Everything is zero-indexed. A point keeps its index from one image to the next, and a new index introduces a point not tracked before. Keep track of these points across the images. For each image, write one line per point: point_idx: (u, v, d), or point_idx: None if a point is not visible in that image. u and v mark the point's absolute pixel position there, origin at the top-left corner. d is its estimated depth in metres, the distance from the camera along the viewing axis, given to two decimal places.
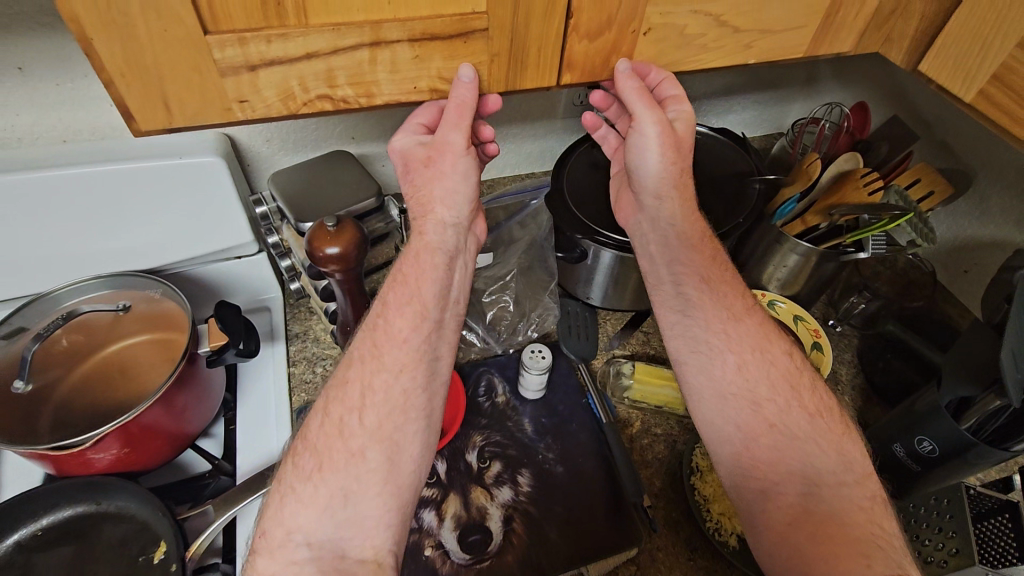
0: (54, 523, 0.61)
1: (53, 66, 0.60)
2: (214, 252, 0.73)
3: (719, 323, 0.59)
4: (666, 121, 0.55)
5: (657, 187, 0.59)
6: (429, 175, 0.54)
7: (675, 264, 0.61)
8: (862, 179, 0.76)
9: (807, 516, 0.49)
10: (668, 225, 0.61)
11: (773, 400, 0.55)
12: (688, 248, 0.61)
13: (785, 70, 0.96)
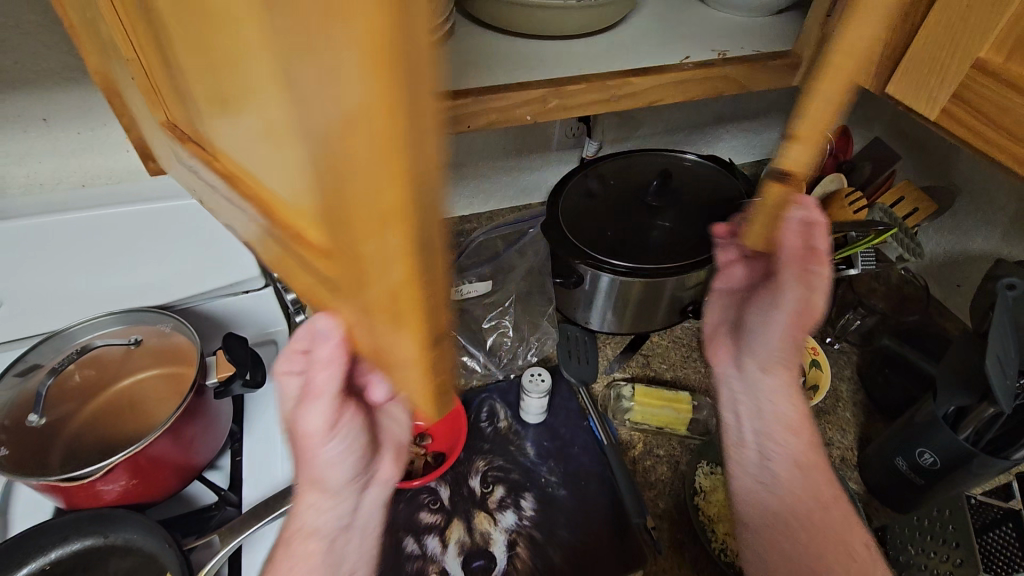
0: (62, 557, 0.61)
1: (76, 116, 0.64)
2: (222, 287, 0.76)
3: (795, 498, 0.59)
4: (817, 305, 0.53)
5: (779, 346, 0.57)
6: (301, 455, 0.43)
7: (767, 437, 0.61)
8: (847, 199, 0.78)
9: None
10: (769, 387, 0.60)
11: (824, 558, 0.55)
12: (787, 428, 0.60)
13: (770, 98, 1.00)
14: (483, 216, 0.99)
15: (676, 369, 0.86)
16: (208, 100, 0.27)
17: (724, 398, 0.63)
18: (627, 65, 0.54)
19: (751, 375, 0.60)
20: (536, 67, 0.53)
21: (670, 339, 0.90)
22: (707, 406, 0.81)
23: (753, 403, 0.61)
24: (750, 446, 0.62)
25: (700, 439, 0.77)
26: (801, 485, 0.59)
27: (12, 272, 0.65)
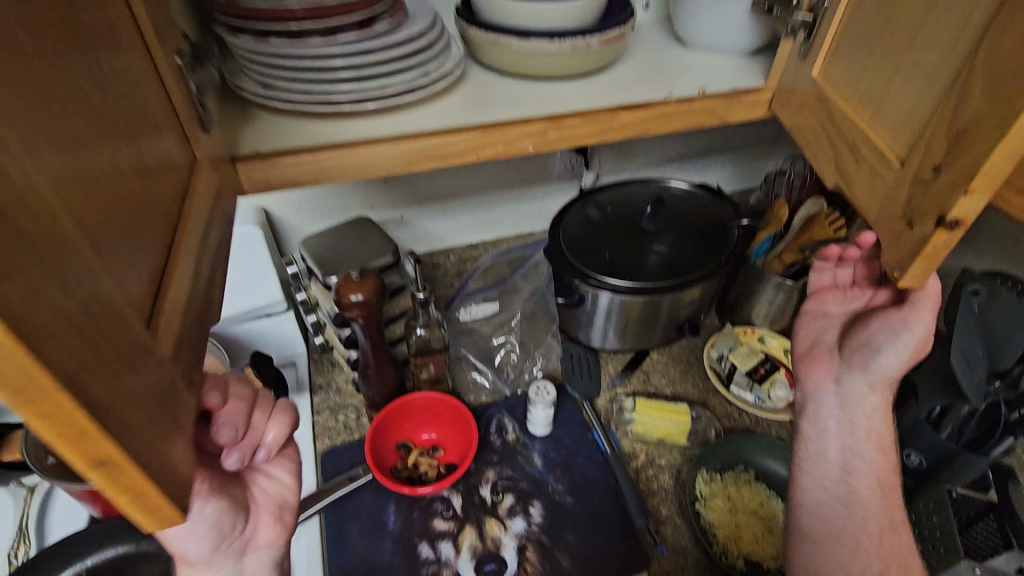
0: (97, 564, 0.64)
1: None
2: (249, 311, 0.82)
3: (880, 523, 0.59)
4: (931, 335, 0.58)
5: (889, 374, 0.61)
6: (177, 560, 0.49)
7: (853, 451, 0.63)
8: (828, 220, 0.81)
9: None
10: (867, 401, 0.62)
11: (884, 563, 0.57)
12: (876, 443, 0.62)
13: (756, 129, 1.07)
14: (489, 243, 1.05)
15: (675, 384, 0.90)
16: (127, 121, 0.29)
17: (815, 413, 0.65)
18: (617, 101, 0.61)
19: (852, 390, 0.63)
20: (536, 105, 0.60)
21: (669, 355, 0.94)
22: (706, 417, 0.84)
23: (850, 416, 0.63)
24: (834, 461, 0.63)
25: (699, 449, 0.81)
26: (881, 499, 0.60)
27: None
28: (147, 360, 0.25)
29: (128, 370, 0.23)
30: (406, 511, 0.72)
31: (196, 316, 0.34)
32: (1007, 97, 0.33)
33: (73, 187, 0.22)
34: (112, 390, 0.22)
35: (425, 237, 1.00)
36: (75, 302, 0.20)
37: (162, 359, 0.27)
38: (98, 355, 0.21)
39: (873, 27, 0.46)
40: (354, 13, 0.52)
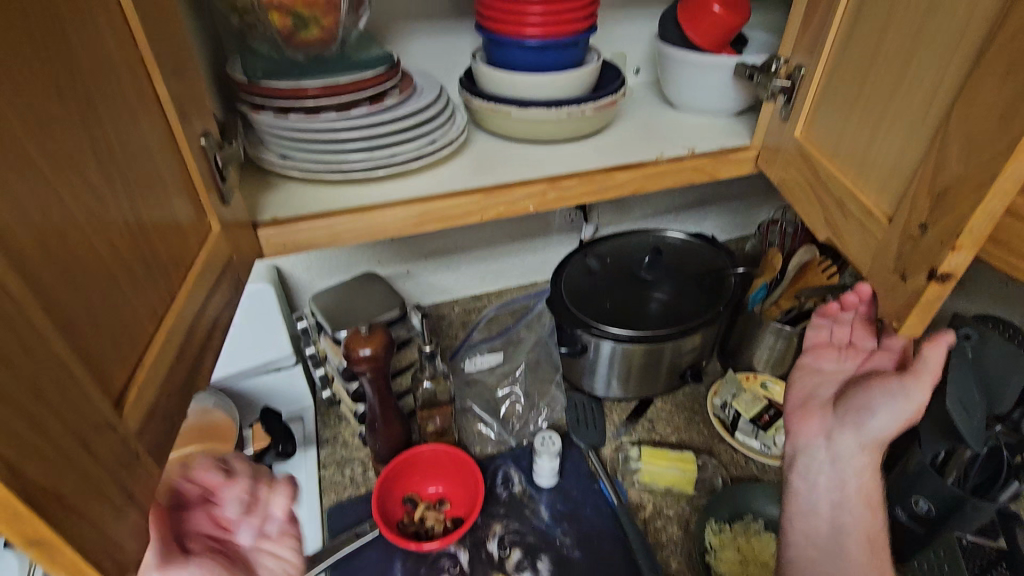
0: None
1: None
2: (257, 365, 0.83)
3: None
4: (926, 407, 0.56)
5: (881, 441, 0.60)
6: None
7: (842, 505, 0.63)
8: (820, 266, 0.86)
9: None
10: (859, 463, 0.62)
11: None
12: (863, 503, 0.62)
13: (747, 182, 1.12)
14: (492, 294, 1.08)
15: (680, 432, 0.90)
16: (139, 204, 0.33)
17: (807, 467, 0.65)
18: (612, 163, 0.64)
19: (842, 446, 0.62)
20: (536, 167, 0.64)
21: (673, 403, 0.95)
22: (712, 466, 0.84)
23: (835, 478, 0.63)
24: (824, 516, 0.64)
25: (707, 498, 0.80)
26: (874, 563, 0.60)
27: None
28: (111, 439, 0.27)
29: (85, 453, 0.25)
30: (413, 568, 0.72)
31: (178, 385, 0.36)
32: (985, 162, 0.35)
33: (55, 286, 0.26)
34: (67, 468, 0.24)
35: (430, 289, 1.02)
36: (27, 394, 0.22)
37: (126, 435, 0.29)
38: (55, 445, 0.24)
39: (847, 95, 0.51)
40: (366, 90, 0.57)
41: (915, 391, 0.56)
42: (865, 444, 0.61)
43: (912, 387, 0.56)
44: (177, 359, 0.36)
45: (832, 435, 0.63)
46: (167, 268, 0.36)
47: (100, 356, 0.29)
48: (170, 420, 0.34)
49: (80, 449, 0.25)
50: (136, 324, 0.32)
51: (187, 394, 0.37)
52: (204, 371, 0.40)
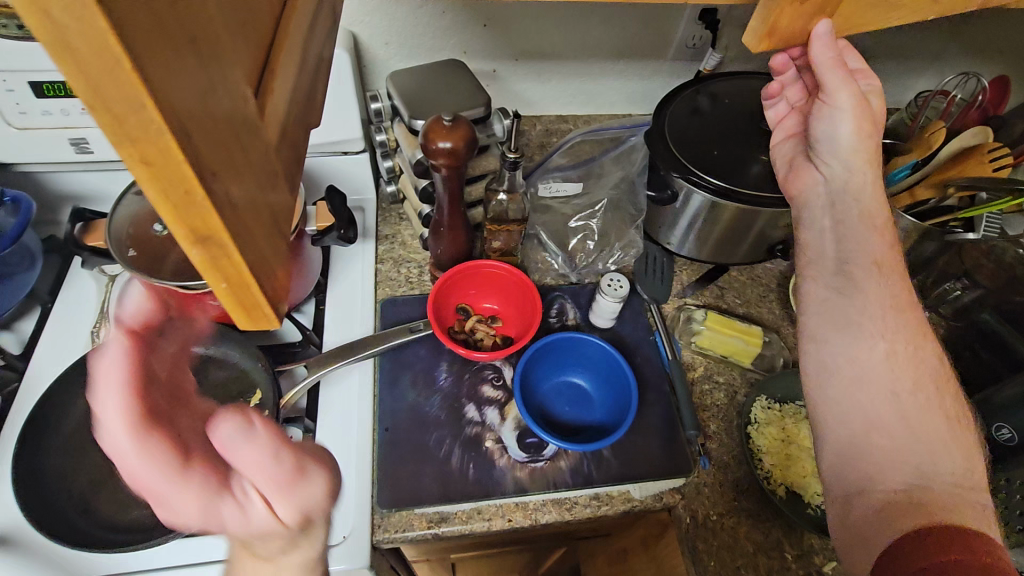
0: None
1: None
2: (325, 143, 0.79)
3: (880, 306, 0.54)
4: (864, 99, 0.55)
5: (855, 139, 0.57)
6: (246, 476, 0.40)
7: (847, 238, 0.58)
8: (988, 154, 0.71)
9: (911, 355, 0.52)
10: (849, 178, 0.59)
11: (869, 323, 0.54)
12: (867, 170, 0.59)
13: (922, 37, 0.90)
14: (580, 118, 0.96)
15: (750, 306, 0.85)
16: None
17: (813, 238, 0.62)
18: None
19: (842, 163, 0.60)
20: None
21: (749, 276, 0.88)
22: (777, 346, 0.79)
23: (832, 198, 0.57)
24: (833, 262, 0.59)
25: (763, 375, 0.77)
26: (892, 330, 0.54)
27: None
28: (260, 146, 0.22)
29: (245, 155, 0.21)
30: (458, 373, 0.72)
31: (299, 105, 0.28)
32: None
33: None
34: (229, 159, 0.19)
35: (513, 98, 0.91)
36: (193, 85, 0.17)
37: (269, 145, 0.23)
38: (218, 118, 0.19)
39: None
40: None
41: (842, 106, 0.56)
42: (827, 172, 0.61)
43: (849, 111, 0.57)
44: (298, 68, 0.27)
45: (823, 169, 0.61)
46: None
47: (240, 35, 0.21)
48: (297, 154, 0.27)
49: (247, 168, 0.21)
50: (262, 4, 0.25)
51: (308, 124, 0.29)
52: (318, 97, 0.31)
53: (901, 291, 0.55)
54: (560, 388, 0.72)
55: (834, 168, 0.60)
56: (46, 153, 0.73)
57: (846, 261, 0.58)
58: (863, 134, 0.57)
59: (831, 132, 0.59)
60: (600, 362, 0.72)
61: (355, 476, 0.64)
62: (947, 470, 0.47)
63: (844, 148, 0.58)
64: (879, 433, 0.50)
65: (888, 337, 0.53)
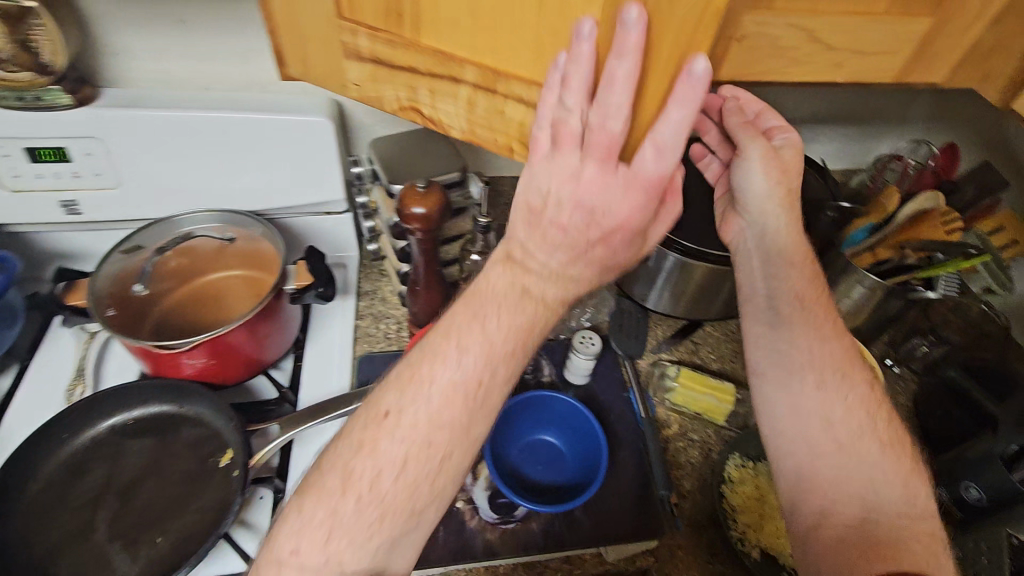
0: (143, 416, 0.68)
1: (221, 36, 0.72)
2: (308, 204, 0.82)
3: (807, 341, 0.59)
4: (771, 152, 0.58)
5: (769, 200, 0.60)
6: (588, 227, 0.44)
7: (774, 279, 0.62)
8: (942, 220, 0.76)
9: (843, 376, 0.58)
10: (773, 229, 0.62)
11: (801, 354, 0.59)
12: (793, 224, 0.62)
13: (879, 105, 0.96)
14: None
15: (725, 362, 0.86)
16: None
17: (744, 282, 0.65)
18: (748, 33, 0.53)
19: (764, 218, 0.62)
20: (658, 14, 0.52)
21: (723, 332, 0.90)
22: (750, 402, 0.80)
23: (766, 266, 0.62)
24: (766, 301, 0.62)
25: (737, 432, 0.77)
26: (825, 351, 0.59)
27: (134, 155, 0.72)
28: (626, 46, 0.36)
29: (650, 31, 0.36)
30: None
31: None
32: None
33: None
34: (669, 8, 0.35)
35: (491, 160, 0.95)
36: None
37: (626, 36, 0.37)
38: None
39: None
40: None
41: (753, 157, 0.58)
42: (754, 222, 0.63)
43: (759, 163, 0.59)
44: None
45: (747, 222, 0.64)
46: (403, 37, 0.45)
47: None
48: None
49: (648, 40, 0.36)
50: (451, 51, 0.44)
51: None
52: None
53: (829, 320, 0.61)
54: (532, 447, 0.72)
55: (757, 220, 0.62)
56: (36, 215, 0.75)
57: (773, 296, 0.62)
58: (779, 188, 0.60)
59: (750, 182, 0.60)
60: (574, 422, 0.72)
61: None
62: (889, 502, 0.53)
63: (761, 205, 0.61)
64: (824, 464, 0.55)
65: (817, 366, 0.58)
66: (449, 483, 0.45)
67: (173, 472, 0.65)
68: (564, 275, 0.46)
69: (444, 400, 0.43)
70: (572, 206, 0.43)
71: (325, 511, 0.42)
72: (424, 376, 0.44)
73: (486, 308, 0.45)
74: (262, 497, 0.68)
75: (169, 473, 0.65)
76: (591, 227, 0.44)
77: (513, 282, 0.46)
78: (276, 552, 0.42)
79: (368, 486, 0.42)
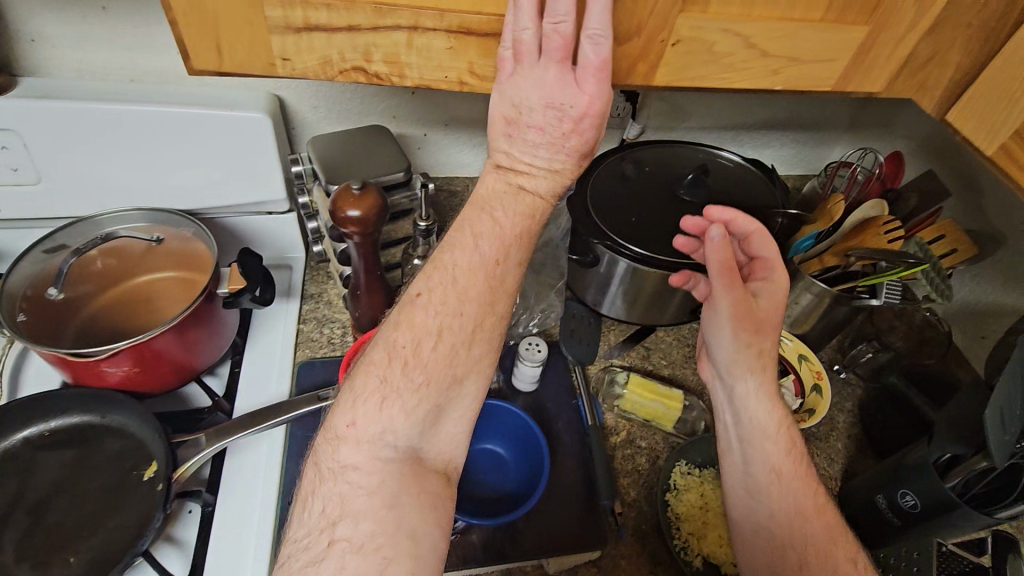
0: (62, 426, 0.64)
1: (150, 24, 0.68)
2: (247, 203, 0.78)
3: (779, 497, 0.59)
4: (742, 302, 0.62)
5: (738, 362, 0.64)
6: (546, 117, 0.47)
7: (748, 435, 0.63)
8: (884, 228, 0.76)
9: (816, 533, 0.57)
10: (748, 382, 0.64)
11: (771, 506, 0.60)
12: (766, 379, 0.63)
13: (830, 111, 0.97)
14: None
15: (676, 367, 0.86)
16: None
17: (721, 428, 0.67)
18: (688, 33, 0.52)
19: (736, 378, 0.65)
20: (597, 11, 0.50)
21: (675, 337, 0.90)
22: (698, 408, 0.80)
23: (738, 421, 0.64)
24: (739, 454, 0.63)
25: (684, 438, 0.77)
26: (799, 500, 0.59)
27: (54, 150, 0.68)
28: None
29: None
30: None
31: None
32: None
33: None
34: None
35: (444, 161, 0.93)
36: None
37: None
38: None
39: None
40: None
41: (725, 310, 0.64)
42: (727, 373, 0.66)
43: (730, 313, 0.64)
44: None
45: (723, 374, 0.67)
46: None
47: None
48: None
49: None
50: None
51: None
52: None
53: (805, 469, 0.61)
54: (476, 457, 0.70)
55: (728, 376, 0.66)
56: None
57: (746, 448, 0.63)
58: (750, 348, 0.63)
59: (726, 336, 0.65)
60: (520, 431, 0.70)
61: (252, 553, 0.61)
62: None
63: (733, 360, 0.64)
64: None
65: (790, 520, 0.58)
66: (485, 354, 0.50)
67: (91, 485, 0.61)
68: (553, 171, 0.50)
69: (469, 275, 0.48)
70: (543, 108, 0.46)
71: (376, 384, 0.46)
72: (444, 262, 0.48)
73: (492, 202, 0.50)
74: (191, 511, 0.64)
75: (87, 487, 0.61)
76: (556, 119, 0.47)
77: (507, 184, 0.50)
78: (338, 430, 0.46)
79: (411, 358, 0.47)
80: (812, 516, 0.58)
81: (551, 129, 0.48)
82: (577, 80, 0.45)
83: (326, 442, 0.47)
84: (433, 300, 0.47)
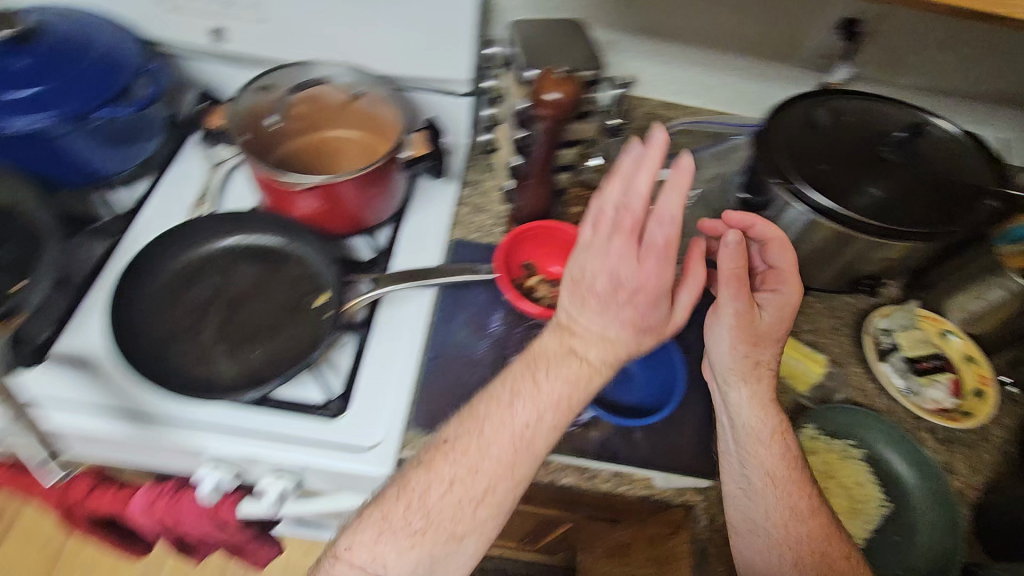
0: (255, 243, 0.73)
1: None
2: (435, 79, 0.81)
3: (778, 513, 0.59)
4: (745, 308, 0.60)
5: (734, 370, 0.63)
6: (592, 290, 0.51)
7: (749, 449, 0.62)
8: None
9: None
10: (754, 407, 0.62)
11: (777, 527, 0.59)
12: (774, 423, 0.62)
13: None
14: (687, 108, 0.94)
15: (820, 335, 0.80)
16: None
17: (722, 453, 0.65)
18: None
19: (739, 396, 0.63)
20: None
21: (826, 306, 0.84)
22: (838, 379, 0.75)
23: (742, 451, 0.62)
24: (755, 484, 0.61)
25: (816, 405, 0.73)
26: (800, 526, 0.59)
27: None
28: None
29: None
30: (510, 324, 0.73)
31: None
32: None
33: None
34: None
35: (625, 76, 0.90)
36: None
37: None
38: None
39: None
40: None
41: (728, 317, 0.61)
42: (723, 377, 0.64)
43: (729, 317, 0.62)
44: None
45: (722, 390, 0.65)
46: None
47: None
48: None
49: None
50: None
51: None
52: None
53: (807, 497, 0.60)
54: None
55: (730, 392, 0.64)
56: (189, 36, 0.79)
57: (745, 466, 0.61)
58: (747, 352, 0.62)
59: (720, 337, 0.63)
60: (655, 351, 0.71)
61: (394, 392, 0.67)
62: None
63: (733, 371, 0.63)
64: None
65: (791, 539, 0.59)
66: (490, 518, 0.52)
67: (275, 297, 0.69)
68: (606, 339, 0.52)
69: (495, 438, 0.52)
70: (604, 278, 0.51)
71: (377, 519, 0.52)
72: (451, 441, 0.53)
73: (540, 363, 0.54)
74: (343, 344, 0.71)
75: (271, 298, 0.69)
76: (605, 297, 0.51)
77: (560, 342, 0.54)
78: (339, 551, 0.53)
79: (419, 498, 0.52)
80: (808, 518, 0.59)
81: (600, 294, 0.51)
82: (644, 251, 0.50)
83: (329, 558, 0.53)
84: (451, 459, 0.52)
